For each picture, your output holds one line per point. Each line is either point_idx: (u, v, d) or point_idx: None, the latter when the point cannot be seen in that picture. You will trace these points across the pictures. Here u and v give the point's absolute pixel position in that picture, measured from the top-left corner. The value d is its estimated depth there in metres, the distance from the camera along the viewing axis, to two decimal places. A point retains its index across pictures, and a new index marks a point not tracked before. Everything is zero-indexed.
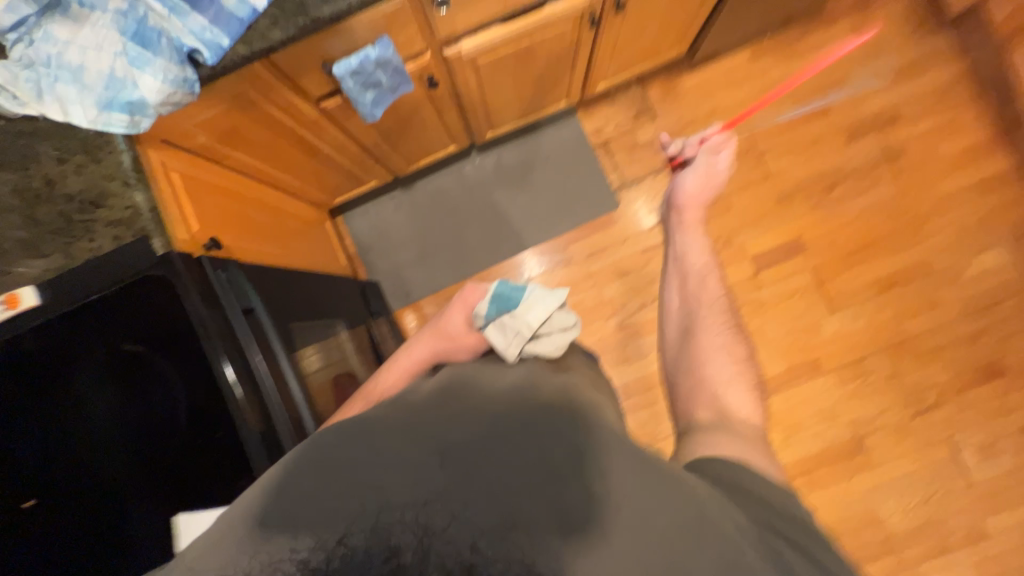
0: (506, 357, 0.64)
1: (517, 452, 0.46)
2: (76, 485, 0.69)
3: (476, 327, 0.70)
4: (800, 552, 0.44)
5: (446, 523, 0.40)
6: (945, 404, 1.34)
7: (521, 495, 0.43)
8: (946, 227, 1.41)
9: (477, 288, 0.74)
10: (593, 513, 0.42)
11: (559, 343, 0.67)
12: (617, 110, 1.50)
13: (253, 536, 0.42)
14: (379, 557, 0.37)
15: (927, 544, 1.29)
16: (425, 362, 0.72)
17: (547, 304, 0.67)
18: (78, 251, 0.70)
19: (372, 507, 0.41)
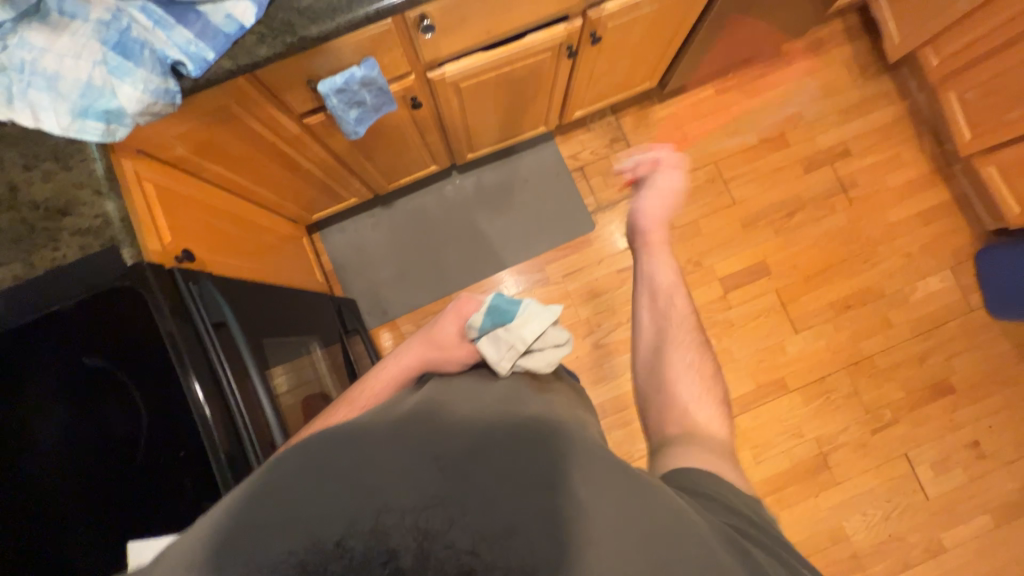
0: (499, 371, 0.64)
1: (518, 459, 0.46)
2: (7, 515, 0.63)
3: (469, 338, 0.68)
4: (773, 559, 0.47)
5: (447, 528, 0.40)
6: (901, 421, 1.41)
7: (520, 500, 0.43)
8: (895, 253, 1.52)
9: (471, 298, 0.73)
10: (593, 522, 0.42)
11: (551, 360, 0.69)
12: (592, 136, 1.57)
13: (243, 539, 0.40)
14: (378, 561, 0.38)
15: (890, 559, 1.33)
16: (411, 371, 0.69)
17: (543, 320, 0.68)
18: (40, 260, 0.67)
19: (369, 510, 0.41)
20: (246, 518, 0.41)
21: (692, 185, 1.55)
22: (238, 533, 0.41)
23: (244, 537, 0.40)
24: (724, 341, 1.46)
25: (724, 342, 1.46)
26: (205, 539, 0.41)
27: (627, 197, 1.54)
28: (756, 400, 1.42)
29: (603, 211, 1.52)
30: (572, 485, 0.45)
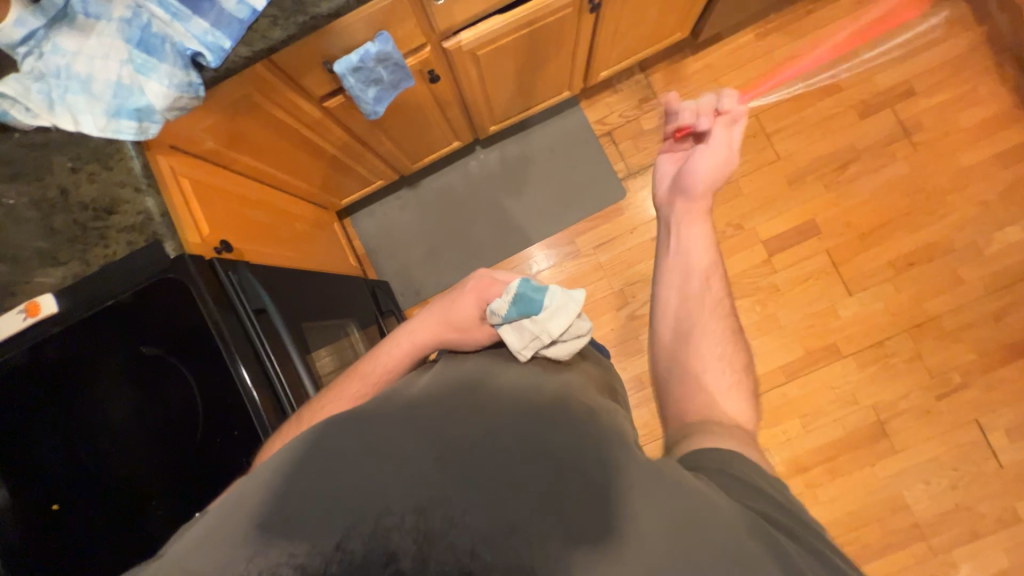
0: (520, 359, 0.63)
1: (522, 455, 0.46)
2: (98, 485, 0.71)
3: (489, 322, 0.66)
4: (788, 534, 0.45)
5: (446, 529, 0.40)
6: (971, 385, 1.30)
7: (523, 497, 0.42)
8: (966, 203, 1.37)
9: (493, 279, 0.70)
10: (604, 518, 0.41)
11: (574, 350, 0.65)
12: (620, 98, 1.48)
13: (251, 537, 0.42)
14: (379, 562, 0.38)
15: (957, 530, 1.25)
16: (424, 348, 0.71)
17: (569, 313, 0.63)
18: (93, 258, 0.71)
19: (369, 514, 0.41)
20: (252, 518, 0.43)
21: None
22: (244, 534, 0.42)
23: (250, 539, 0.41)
24: (769, 307, 1.38)
25: (768, 308, 1.38)
26: (213, 547, 0.42)
27: None
28: (805, 368, 1.34)
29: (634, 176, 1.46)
30: (574, 477, 0.44)
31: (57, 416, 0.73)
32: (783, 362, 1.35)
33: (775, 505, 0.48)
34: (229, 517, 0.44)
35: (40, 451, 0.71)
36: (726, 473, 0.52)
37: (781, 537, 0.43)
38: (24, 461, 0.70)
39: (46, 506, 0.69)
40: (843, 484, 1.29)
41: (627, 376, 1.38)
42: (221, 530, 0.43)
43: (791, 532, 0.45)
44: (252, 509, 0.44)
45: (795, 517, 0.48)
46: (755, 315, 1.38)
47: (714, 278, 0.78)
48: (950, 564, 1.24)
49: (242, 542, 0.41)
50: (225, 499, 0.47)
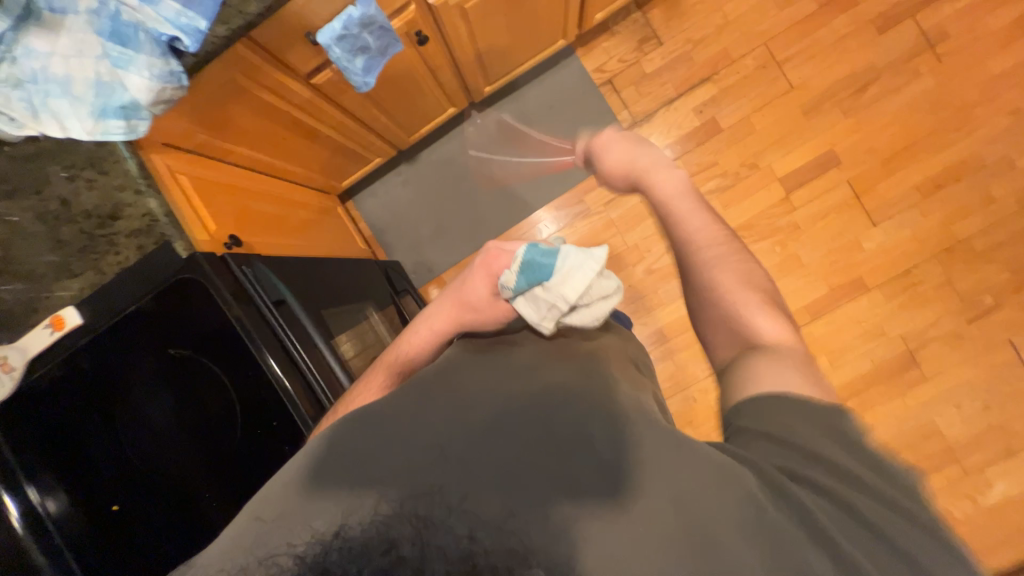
0: (542, 330, 0.63)
1: (524, 441, 0.47)
2: (149, 484, 0.73)
3: (504, 297, 0.65)
4: (827, 498, 0.40)
5: (445, 515, 0.39)
6: (1004, 304, 1.27)
7: (525, 479, 0.44)
8: (997, 113, 1.29)
9: (501, 251, 0.67)
10: (602, 486, 0.43)
11: (599, 313, 0.66)
12: (618, 41, 1.39)
13: (256, 533, 0.41)
14: (377, 551, 0.34)
15: (991, 449, 1.25)
16: (445, 334, 0.68)
17: (587, 272, 0.63)
18: (107, 266, 0.71)
19: (368, 500, 0.41)
20: (258, 511, 0.43)
21: (740, 77, 1.36)
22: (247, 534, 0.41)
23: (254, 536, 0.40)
24: (790, 246, 1.34)
25: (789, 248, 1.34)
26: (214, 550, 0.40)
27: (665, 104, 1.38)
28: (830, 304, 1.32)
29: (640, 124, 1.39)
30: (573, 460, 0.46)
31: (99, 424, 0.73)
32: (808, 301, 1.32)
33: (822, 466, 0.42)
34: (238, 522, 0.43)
35: (92, 456, 0.73)
36: (758, 433, 0.46)
37: (805, 495, 0.41)
38: (82, 466, 0.73)
39: (107, 508, 0.72)
40: (873, 416, 1.29)
41: (649, 331, 1.36)
42: (234, 531, 0.42)
43: (832, 497, 0.40)
44: (263, 502, 0.44)
45: (848, 474, 0.41)
46: (775, 256, 1.34)
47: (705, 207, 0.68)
48: (985, 482, 1.25)
49: (240, 541, 0.40)
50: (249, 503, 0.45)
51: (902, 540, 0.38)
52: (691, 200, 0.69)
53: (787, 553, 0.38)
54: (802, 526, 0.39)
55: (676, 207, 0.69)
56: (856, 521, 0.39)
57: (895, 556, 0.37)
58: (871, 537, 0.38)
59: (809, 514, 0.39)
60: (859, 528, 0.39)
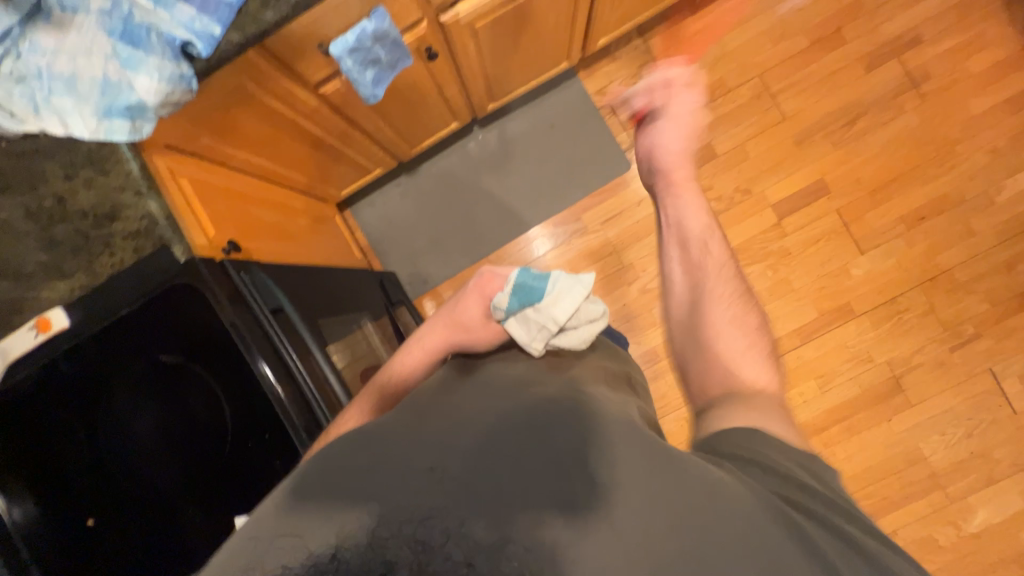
0: (533, 352, 0.62)
1: (525, 454, 0.45)
2: (130, 496, 0.70)
3: (495, 319, 0.65)
4: (823, 526, 0.43)
5: (445, 540, 0.37)
6: (984, 334, 1.31)
7: (525, 497, 0.41)
8: (977, 151, 1.35)
9: (493, 274, 0.68)
10: (605, 503, 0.41)
11: (585, 336, 0.66)
12: (619, 66, 1.43)
13: (249, 550, 0.40)
14: (375, 573, 0.35)
15: (973, 476, 1.27)
16: (437, 353, 0.68)
17: (576, 295, 0.64)
18: (100, 267, 0.69)
19: (363, 520, 0.40)
20: (255, 524, 0.43)
21: (735, 106, 1.41)
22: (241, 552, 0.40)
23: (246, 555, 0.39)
24: (781, 271, 1.37)
25: (780, 273, 1.37)
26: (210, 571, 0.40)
27: None
28: (819, 329, 1.34)
29: None
30: (575, 474, 0.43)
31: (77, 429, 0.71)
32: (798, 325, 1.35)
33: (803, 490, 0.46)
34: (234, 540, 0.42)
35: (67, 467, 0.70)
36: (750, 459, 0.50)
37: (799, 517, 0.43)
38: (55, 479, 0.69)
39: (82, 522, 0.69)
40: (860, 441, 1.31)
41: (643, 349, 1.37)
42: (229, 551, 0.41)
43: (826, 525, 0.43)
44: (255, 521, 0.43)
45: (819, 496, 0.46)
46: (767, 280, 1.37)
47: (721, 248, 0.72)
48: (967, 509, 1.27)
49: (234, 561, 0.39)
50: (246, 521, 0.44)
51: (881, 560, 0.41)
52: (707, 238, 0.73)
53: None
54: (806, 552, 0.40)
55: (691, 238, 0.73)
56: (844, 548, 0.42)
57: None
58: (861, 560, 0.41)
59: (807, 536, 0.41)
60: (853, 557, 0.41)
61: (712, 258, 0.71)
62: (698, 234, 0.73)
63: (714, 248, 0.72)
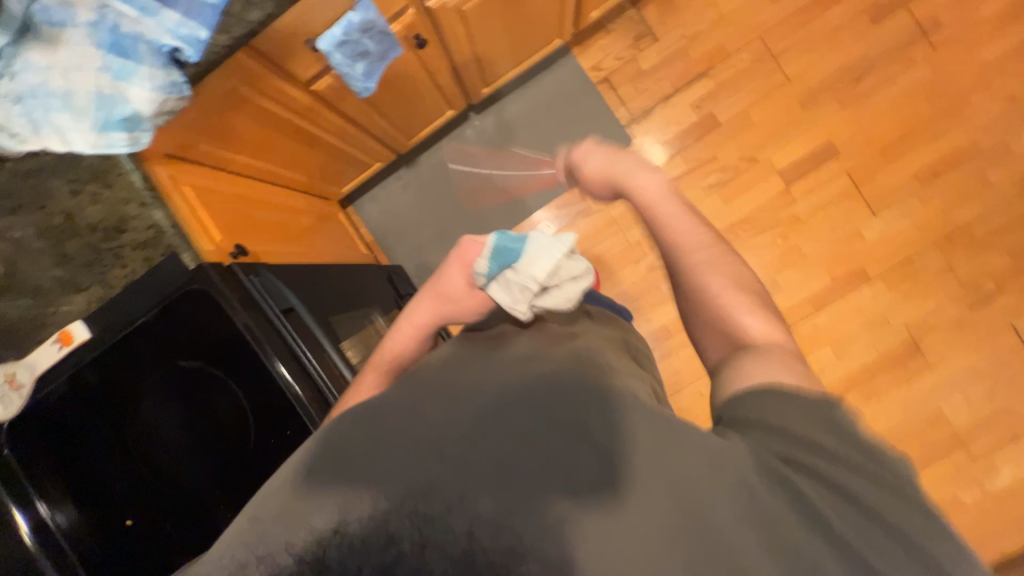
0: (516, 314, 0.65)
1: (523, 425, 0.46)
2: (165, 500, 0.73)
3: (479, 286, 0.68)
4: (834, 493, 0.38)
5: (443, 514, 0.41)
6: (1005, 290, 1.28)
7: (522, 467, 0.43)
8: (992, 99, 1.29)
9: (473, 242, 0.71)
10: (604, 468, 0.42)
11: (570, 295, 0.68)
12: (614, 39, 1.40)
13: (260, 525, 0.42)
14: (378, 545, 0.40)
15: (996, 434, 1.26)
16: (428, 327, 0.70)
17: (552, 254, 0.67)
18: (114, 279, 0.71)
19: (366, 500, 0.42)
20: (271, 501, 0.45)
21: (736, 71, 1.36)
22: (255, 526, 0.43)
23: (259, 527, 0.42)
24: (791, 238, 1.34)
25: (790, 240, 1.34)
26: (224, 543, 0.43)
27: (662, 100, 1.39)
28: (834, 295, 1.32)
29: (638, 122, 1.40)
30: (574, 447, 0.44)
31: (106, 438, 0.73)
32: (811, 292, 1.33)
33: (837, 461, 0.39)
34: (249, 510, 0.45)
35: (102, 474, 0.72)
36: (760, 421, 0.43)
37: (805, 483, 0.39)
38: (90, 485, 0.71)
39: (121, 525, 0.72)
40: (879, 405, 1.30)
41: (654, 326, 1.37)
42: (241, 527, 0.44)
43: (842, 491, 0.38)
44: (264, 498, 0.45)
45: (850, 462, 0.39)
46: (777, 249, 1.34)
47: (691, 209, 0.62)
48: (992, 466, 1.26)
49: (246, 536, 0.42)
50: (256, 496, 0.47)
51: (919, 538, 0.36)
52: (676, 202, 0.62)
53: (791, 549, 0.36)
54: (801, 518, 0.38)
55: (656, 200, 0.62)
56: (869, 521, 0.37)
57: (904, 549, 0.36)
58: (880, 530, 0.36)
59: (810, 505, 0.38)
60: (869, 523, 0.37)
61: (684, 216, 0.61)
62: (659, 194, 0.63)
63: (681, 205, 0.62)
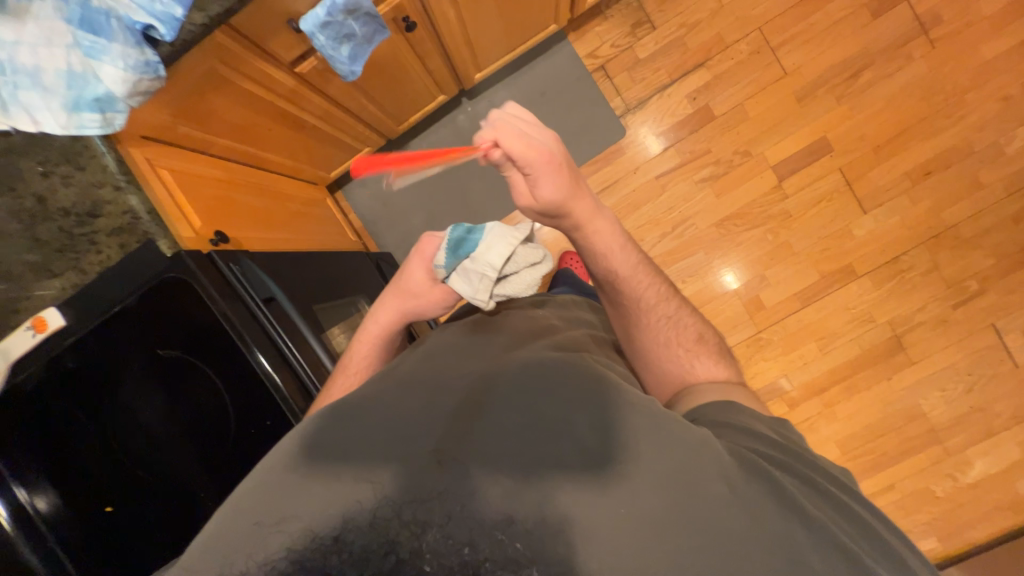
0: (478, 303, 0.66)
1: (517, 421, 0.45)
2: (144, 485, 0.73)
3: (440, 279, 0.68)
4: (799, 479, 0.46)
5: (445, 520, 0.38)
6: (988, 290, 1.29)
7: (520, 466, 0.42)
8: (988, 99, 1.29)
9: (432, 237, 0.70)
10: (603, 465, 0.42)
11: (529, 281, 0.68)
12: (611, 26, 1.36)
13: (251, 532, 0.40)
14: (378, 552, 0.36)
15: (971, 431, 1.29)
16: (395, 326, 0.71)
17: (507, 242, 0.66)
18: (89, 265, 0.70)
19: (362, 502, 0.39)
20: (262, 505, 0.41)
21: (734, 63, 1.34)
22: (240, 534, 0.40)
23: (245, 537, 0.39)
24: (782, 234, 1.34)
25: (781, 236, 1.34)
26: (207, 547, 0.40)
27: (659, 90, 1.36)
28: (821, 291, 1.33)
29: (633, 112, 1.37)
30: (570, 444, 0.43)
31: (88, 422, 0.72)
32: (799, 288, 1.33)
33: (798, 458, 0.48)
34: (232, 511, 0.42)
35: (83, 459, 0.72)
36: (732, 424, 0.51)
37: (779, 472, 0.45)
38: (71, 469, 0.72)
39: (101, 508, 0.72)
40: (860, 400, 1.32)
41: None
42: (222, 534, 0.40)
43: (803, 479, 0.46)
44: (253, 503, 0.42)
45: (804, 458, 0.49)
46: (767, 244, 1.34)
47: (648, 265, 0.65)
48: (965, 462, 1.29)
49: (233, 538, 0.39)
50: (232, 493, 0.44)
51: (854, 507, 0.46)
52: (634, 261, 0.64)
53: (788, 543, 0.40)
54: (785, 505, 0.42)
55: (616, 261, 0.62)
56: (821, 497, 0.45)
57: (849, 519, 0.44)
58: (839, 512, 0.44)
59: (790, 493, 0.43)
60: (823, 502, 0.45)
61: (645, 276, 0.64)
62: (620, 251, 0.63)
63: (641, 263, 0.64)
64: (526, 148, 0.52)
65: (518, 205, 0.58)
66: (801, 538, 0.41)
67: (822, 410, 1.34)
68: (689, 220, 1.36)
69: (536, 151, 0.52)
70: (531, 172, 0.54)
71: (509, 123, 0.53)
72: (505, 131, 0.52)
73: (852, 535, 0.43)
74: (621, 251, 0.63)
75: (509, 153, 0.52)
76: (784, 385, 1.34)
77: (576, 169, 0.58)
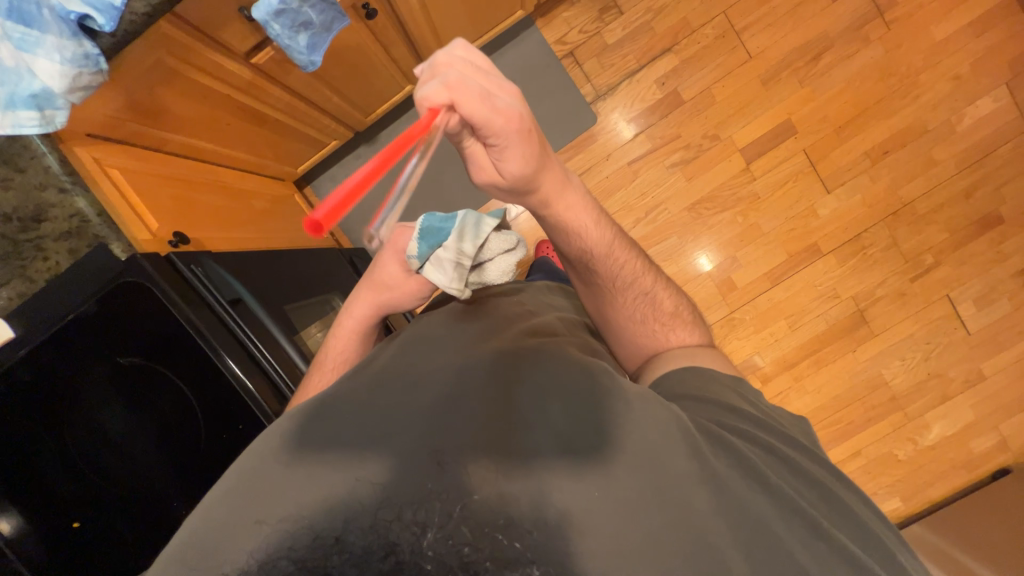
0: (455, 292, 0.65)
1: (504, 413, 0.45)
2: (114, 496, 0.70)
3: (414, 270, 0.66)
4: (769, 454, 0.48)
5: (446, 520, 0.36)
6: (943, 263, 1.36)
7: (512, 459, 0.41)
8: (940, 79, 1.34)
9: (403, 228, 0.69)
10: (591, 452, 0.42)
11: (505, 268, 0.69)
12: (579, 11, 1.35)
13: (238, 535, 0.38)
14: (378, 555, 0.34)
15: (929, 396, 1.37)
16: (370, 320, 0.69)
17: (481, 230, 0.68)
18: (36, 273, 0.67)
19: (359, 502, 0.38)
20: (247, 512, 0.39)
21: (701, 47, 1.36)
22: (225, 538, 0.38)
23: (231, 542, 0.38)
24: (751, 216, 1.37)
25: (750, 218, 1.37)
26: (190, 549, 0.39)
27: (628, 76, 1.37)
28: (789, 270, 1.37)
29: (603, 98, 1.38)
30: (558, 432, 0.43)
31: (44, 436, 0.68)
32: (769, 268, 1.37)
33: (769, 432, 0.50)
34: (216, 518, 0.40)
35: (47, 473, 0.68)
36: (709, 397, 0.53)
37: (750, 448, 0.47)
38: (33, 485, 0.68)
39: (70, 523, 0.69)
40: (827, 373, 1.38)
41: None
42: (205, 536, 0.39)
43: (775, 454, 0.48)
44: (240, 510, 0.40)
45: (774, 431, 0.51)
46: (737, 226, 1.38)
47: (622, 239, 0.64)
48: (924, 426, 1.37)
49: (217, 540, 0.38)
50: (210, 498, 0.42)
51: (822, 480, 0.48)
52: (608, 236, 0.62)
53: (760, 520, 0.41)
54: (757, 482, 0.44)
55: (589, 241, 0.60)
56: (786, 467, 0.47)
57: (815, 490, 0.46)
58: (807, 485, 0.46)
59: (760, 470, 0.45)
60: (783, 467, 0.47)
61: (620, 253, 0.63)
62: (593, 229, 0.61)
63: (616, 240, 0.63)
64: (491, 113, 0.43)
65: (477, 178, 0.50)
66: (771, 514, 0.42)
67: (792, 384, 1.39)
68: (661, 205, 1.38)
69: (502, 116, 0.44)
70: (496, 142, 0.45)
71: (465, 78, 0.43)
72: (461, 91, 0.42)
73: (817, 505, 0.45)
74: (595, 227, 0.61)
75: (468, 119, 0.43)
76: (757, 361, 1.39)
77: (543, 134, 0.51)
